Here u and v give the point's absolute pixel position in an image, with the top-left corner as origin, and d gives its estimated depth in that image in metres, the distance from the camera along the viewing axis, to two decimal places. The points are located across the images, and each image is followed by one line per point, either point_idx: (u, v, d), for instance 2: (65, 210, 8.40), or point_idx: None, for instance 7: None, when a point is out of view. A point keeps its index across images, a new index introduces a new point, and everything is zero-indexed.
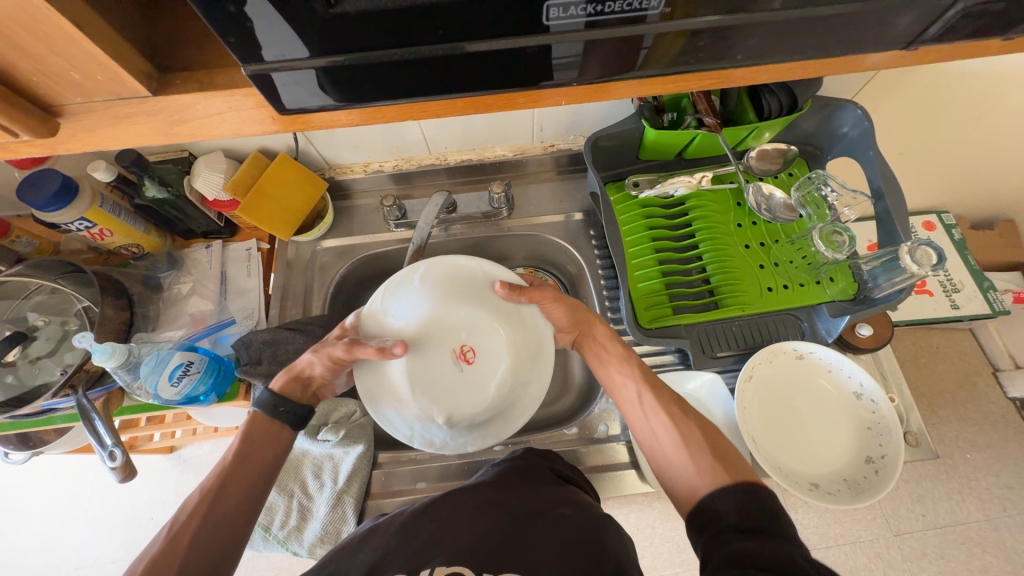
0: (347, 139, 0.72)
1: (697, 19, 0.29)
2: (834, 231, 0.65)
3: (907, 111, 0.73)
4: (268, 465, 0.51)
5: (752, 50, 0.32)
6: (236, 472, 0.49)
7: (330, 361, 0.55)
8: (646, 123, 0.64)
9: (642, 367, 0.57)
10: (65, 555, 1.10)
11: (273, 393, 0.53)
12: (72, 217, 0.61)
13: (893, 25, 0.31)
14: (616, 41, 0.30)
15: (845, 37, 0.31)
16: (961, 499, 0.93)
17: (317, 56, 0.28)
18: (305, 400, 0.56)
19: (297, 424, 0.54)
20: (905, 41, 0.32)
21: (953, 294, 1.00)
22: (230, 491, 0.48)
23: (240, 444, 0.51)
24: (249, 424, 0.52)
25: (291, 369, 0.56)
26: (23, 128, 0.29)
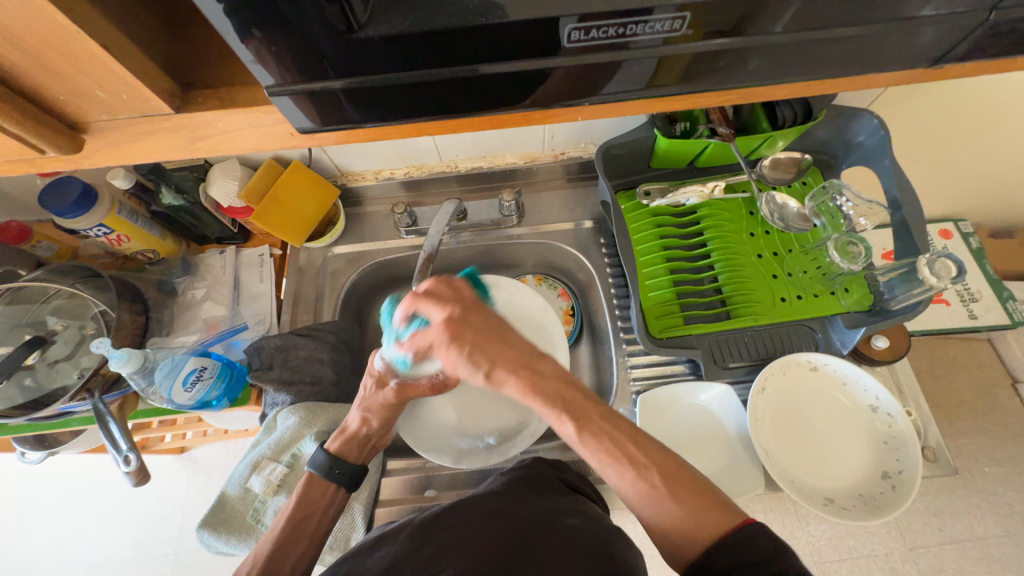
0: (359, 147, 0.73)
1: (714, 40, 0.29)
2: (850, 242, 0.65)
3: (924, 119, 0.71)
4: (321, 530, 0.53)
5: (770, 68, 0.32)
6: (290, 539, 0.50)
7: (382, 411, 0.57)
8: (658, 131, 0.63)
9: (542, 380, 0.45)
10: (77, 553, 1.11)
11: (329, 455, 0.55)
12: (91, 223, 0.62)
13: (916, 43, 0.30)
14: (634, 60, 0.30)
15: (866, 55, 0.31)
16: (980, 514, 0.91)
17: (335, 78, 0.28)
18: (360, 458, 0.58)
19: (350, 485, 0.56)
20: (928, 59, 0.32)
21: (971, 304, 0.98)
22: (284, 556, 0.49)
23: (294, 508, 0.52)
24: (305, 487, 0.54)
25: (343, 428, 0.57)
26: (50, 144, 0.30)
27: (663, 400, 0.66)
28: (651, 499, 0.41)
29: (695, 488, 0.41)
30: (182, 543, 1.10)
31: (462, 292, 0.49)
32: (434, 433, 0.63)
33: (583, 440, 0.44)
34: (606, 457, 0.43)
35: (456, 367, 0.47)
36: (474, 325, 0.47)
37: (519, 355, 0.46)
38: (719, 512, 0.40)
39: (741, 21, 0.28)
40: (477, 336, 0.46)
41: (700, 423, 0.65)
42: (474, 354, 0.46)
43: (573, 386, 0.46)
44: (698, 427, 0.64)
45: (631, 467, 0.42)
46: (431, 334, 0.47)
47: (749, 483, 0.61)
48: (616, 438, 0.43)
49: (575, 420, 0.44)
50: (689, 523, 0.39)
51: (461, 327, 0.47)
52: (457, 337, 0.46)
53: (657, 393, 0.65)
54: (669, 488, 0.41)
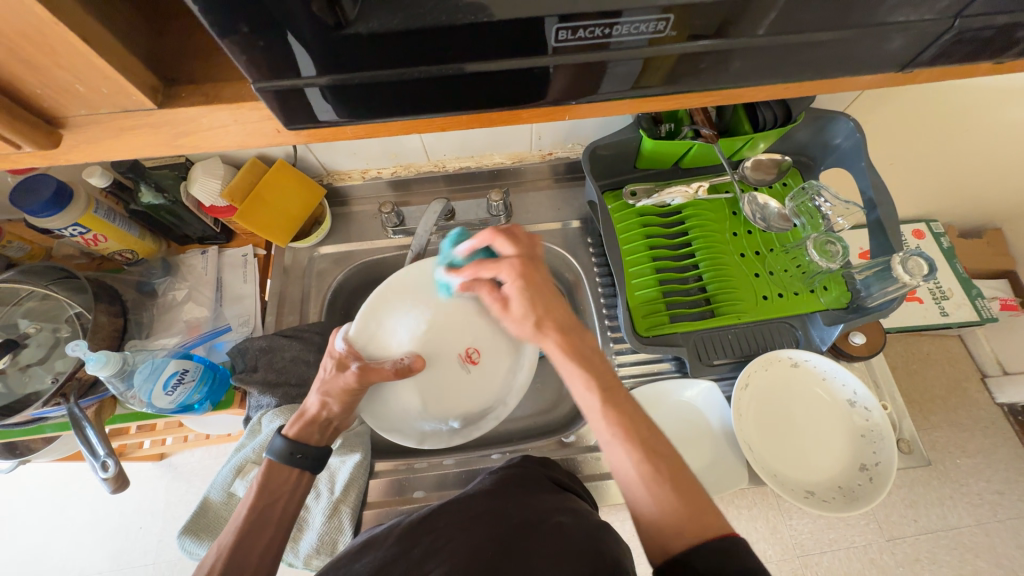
0: (345, 146, 0.72)
1: (699, 42, 0.30)
2: (828, 241, 0.66)
3: (897, 123, 0.74)
4: (287, 515, 0.51)
5: (751, 70, 0.33)
6: (254, 529, 0.49)
7: (343, 396, 0.54)
8: (644, 133, 0.65)
9: (584, 348, 0.51)
10: (50, 565, 1.07)
11: (286, 440, 0.53)
12: (67, 222, 0.60)
13: (889, 48, 0.32)
14: (620, 61, 0.30)
15: (842, 60, 0.32)
16: (952, 504, 0.94)
17: (328, 74, 0.28)
18: (321, 442, 0.56)
19: (315, 468, 0.54)
20: (900, 63, 0.33)
21: (943, 302, 1.02)
22: (249, 545, 0.48)
23: (256, 497, 0.50)
24: (266, 474, 0.52)
25: (303, 412, 0.55)
26: (27, 140, 0.29)
27: (650, 398, 0.67)
28: (650, 483, 0.43)
29: (694, 488, 0.42)
30: (162, 551, 1.07)
31: (535, 244, 0.54)
32: (397, 415, 0.59)
33: (604, 411, 0.47)
34: (619, 434, 0.46)
35: (512, 304, 0.53)
36: (541, 275, 0.53)
37: (565, 317, 0.53)
38: (711, 513, 0.40)
39: (723, 26, 0.29)
40: (542, 284, 0.53)
41: (686, 419, 0.66)
42: (535, 298, 0.52)
43: (603, 364, 0.51)
44: (684, 423, 0.65)
45: (640, 448, 0.44)
46: (500, 267, 0.52)
47: (733, 477, 0.62)
48: (632, 417, 0.47)
49: (603, 391, 0.48)
50: (685, 517, 0.40)
51: (526, 275, 0.52)
52: (527, 281, 0.52)
53: (644, 390, 0.67)
54: (671, 477, 0.43)
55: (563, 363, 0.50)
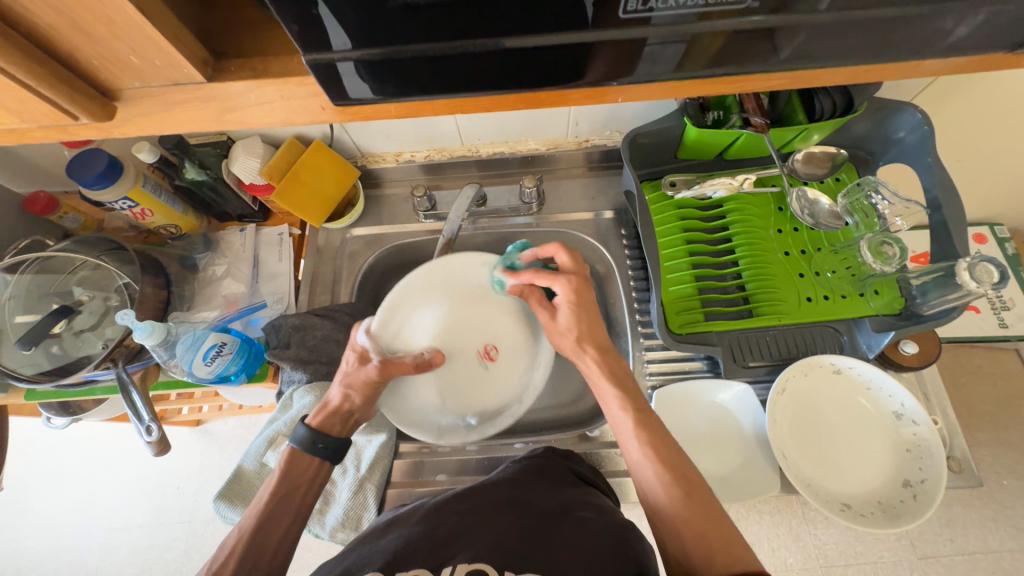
0: (380, 127, 0.72)
1: (768, 16, 0.28)
2: (884, 242, 0.62)
3: (971, 116, 0.68)
4: (306, 504, 0.52)
5: (822, 50, 0.30)
6: (275, 512, 0.50)
7: (365, 388, 0.55)
8: (689, 121, 0.61)
9: (624, 371, 0.53)
10: (97, 516, 1.15)
11: (309, 428, 0.54)
12: (116, 196, 0.63)
13: (988, 24, 0.28)
14: (678, 36, 0.28)
15: (930, 37, 0.29)
16: (996, 527, 0.88)
17: (374, 45, 0.27)
18: (343, 433, 0.56)
19: (334, 459, 0.55)
20: (998, 42, 0.30)
21: (1003, 312, 0.94)
22: (270, 529, 0.49)
23: (278, 483, 0.51)
24: (287, 463, 0.53)
25: (326, 402, 0.56)
26: (83, 110, 0.30)
27: (681, 396, 0.65)
28: (679, 509, 0.44)
29: (718, 514, 0.43)
30: (196, 511, 1.14)
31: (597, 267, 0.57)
32: (416, 412, 0.60)
33: (635, 431, 0.49)
34: (651, 453, 0.47)
35: (559, 317, 0.56)
36: (588, 299, 0.55)
37: (606, 338, 0.55)
38: (742, 547, 0.41)
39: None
40: (594, 304, 0.56)
41: (714, 420, 0.64)
42: (582, 317, 0.55)
43: (637, 386, 0.53)
44: (712, 424, 0.64)
45: (669, 470, 0.46)
46: (556, 281, 0.56)
47: (763, 484, 0.59)
48: (660, 439, 0.48)
49: (634, 411, 0.50)
50: (715, 544, 0.41)
51: (580, 294, 0.55)
52: (579, 297, 0.55)
53: (673, 389, 0.64)
54: (700, 504, 0.44)
55: (600, 379, 0.53)
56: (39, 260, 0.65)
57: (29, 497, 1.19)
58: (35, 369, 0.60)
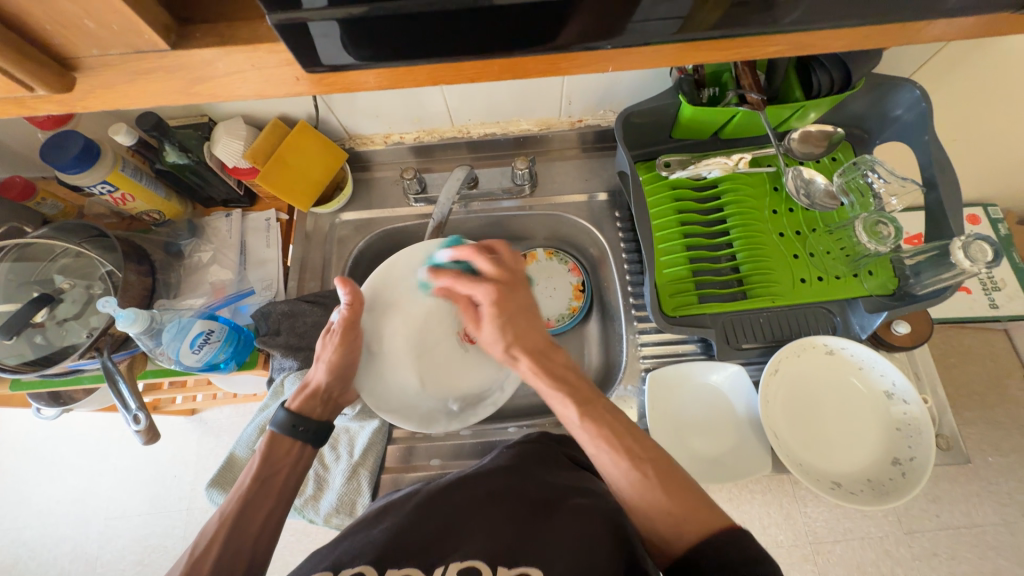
0: (366, 107, 0.69)
1: None
2: (879, 221, 0.61)
3: (967, 92, 0.67)
4: (289, 487, 0.52)
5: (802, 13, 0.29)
6: (258, 496, 0.49)
7: (334, 360, 0.55)
8: (684, 98, 0.60)
9: (560, 375, 0.52)
10: (93, 506, 1.15)
11: (291, 413, 0.54)
12: (94, 180, 0.61)
13: None
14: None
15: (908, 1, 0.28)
16: (979, 502, 0.90)
17: (346, 5, 0.26)
18: (323, 416, 0.56)
19: (316, 442, 0.55)
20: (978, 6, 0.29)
21: (994, 293, 0.95)
22: (252, 513, 0.48)
23: (258, 467, 0.50)
24: (268, 445, 0.52)
25: (308, 385, 0.55)
26: (37, 81, 0.28)
27: (674, 378, 0.65)
28: (642, 488, 0.44)
29: (686, 490, 0.43)
30: (194, 499, 1.14)
31: (517, 266, 0.56)
32: (392, 396, 0.60)
33: (583, 424, 0.48)
34: (603, 443, 0.47)
35: (484, 325, 0.55)
36: (516, 300, 0.55)
37: (536, 340, 0.54)
38: (707, 512, 0.42)
39: None
40: (517, 309, 0.54)
41: (707, 402, 0.64)
42: (506, 325, 0.54)
43: (580, 379, 0.52)
44: (706, 406, 0.64)
45: (627, 457, 0.46)
46: (477, 288, 0.55)
47: (755, 464, 0.60)
48: (615, 431, 0.48)
49: (579, 406, 0.49)
50: (678, 517, 0.42)
51: (501, 299, 0.54)
52: (501, 304, 0.54)
53: (667, 371, 0.64)
54: (660, 479, 0.44)
55: (538, 387, 0.52)
56: (18, 248, 0.63)
57: (24, 488, 1.18)
58: (19, 360, 0.58)
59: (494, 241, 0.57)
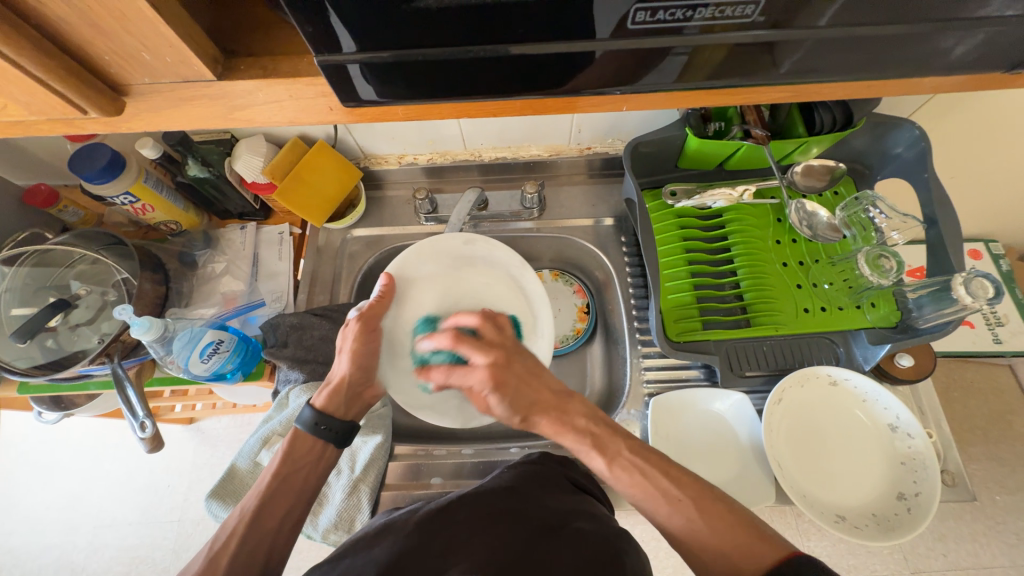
0: (384, 129, 0.72)
1: (744, 32, 0.28)
2: (881, 255, 0.63)
3: (965, 133, 0.69)
4: (310, 486, 0.52)
5: (802, 66, 0.31)
6: (276, 495, 0.49)
7: (355, 353, 0.56)
8: (690, 130, 0.62)
9: (581, 416, 0.51)
10: (84, 514, 1.14)
11: (316, 411, 0.54)
12: (117, 191, 0.63)
13: (946, 49, 0.29)
14: (665, 48, 0.29)
15: (900, 59, 0.30)
16: (986, 542, 0.89)
17: (382, 48, 0.28)
18: (346, 415, 0.56)
19: (339, 442, 0.55)
20: (969, 65, 0.31)
21: (997, 328, 0.95)
22: (272, 510, 0.48)
23: (281, 463, 0.51)
24: (291, 442, 0.52)
25: (332, 381, 0.56)
26: (92, 105, 0.30)
27: (677, 404, 0.65)
28: (689, 532, 0.42)
29: (730, 520, 0.42)
30: (186, 510, 1.12)
31: (506, 341, 0.57)
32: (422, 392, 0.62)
33: (611, 471, 0.47)
34: (642, 486, 0.45)
35: (492, 407, 0.54)
36: (515, 370, 0.54)
37: (547, 398, 0.52)
38: (763, 542, 0.39)
39: (782, 16, 0.28)
40: (518, 377, 0.54)
41: (711, 429, 0.64)
42: (514, 398, 0.52)
43: (600, 420, 0.50)
44: (710, 433, 0.64)
45: (665, 499, 0.44)
46: (472, 374, 0.54)
47: (758, 493, 0.59)
48: (646, 469, 0.46)
49: (603, 454, 0.48)
50: (732, 555, 0.39)
51: (502, 372, 0.54)
52: (504, 372, 0.54)
53: (670, 397, 0.64)
54: (705, 517, 0.42)
55: (560, 442, 0.51)
56: (37, 254, 0.65)
57: (17, 493, 1.17)
58: (29, 363, 0.59)
59: (500, 315, 0.60)
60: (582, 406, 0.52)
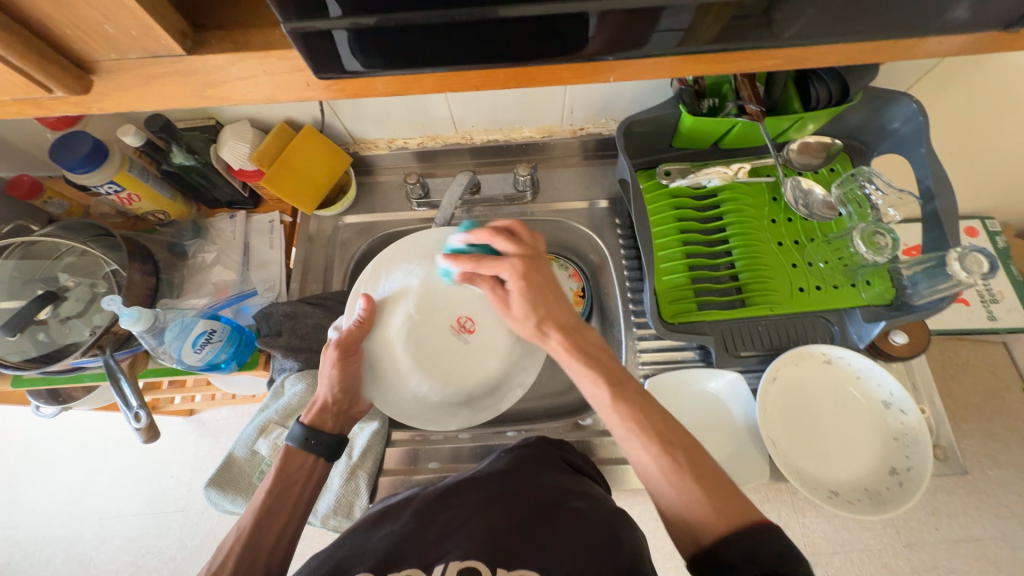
0: (372, 112, 0.71)
1: None
2: (876, 232, 0.62)
3: (964, 107, 0.68)
4: (304, 501, 0.52)
5: (797, 27, 0.30)
6: (271, 511, 0.49)
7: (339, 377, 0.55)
8: (684, 109, 0.61)
9: (586, 340, 0.51)
10: (89, 505, 1.15)
11: (305, 427, 0.54)
12: (101, 180, 0.62)
13: (943, 10, 0.29)
14: (656, 10, 0.28)
15: (900, 16, 0.29)
16: (978, 515, 0.90)
17: (364, 15, 0.27)
18: (337, 429, 0.57)
19: (330, 455, 0.55)
20: (971, 23, 0.30)
21: (991, 305, 0.95)
22: (269, 526, 0.48)
23: (274, 480, 0.51)
24: (283, 460, 0.53)
25: (317, 401, 0.56)
26: (54, 83, 0.29)
27: (673, 385, 0.65)
28: (671, 476, 0.43)
29: (711, 472, 0.43)
30: (190, 501, 1.13)
31: (537, 242, 0.54)
32: (411, 400, 0.60)
33: (614, 406, 0.47)
34: (632, 424, 0.46)
35: (512, 304, 0.53)
36: (543, 271, 0.53)
37: (567, 317, 0.52)
38: (739, 501, 0.41)
39: None
40: (542, 282, 0.52)
41: (707, 409, 0.64)
42: (536, 298, 0.52)
43: (611, 358, 0.51)
44: (706, 414, 0.64)
45: (656, 439, 0.45)
46: (499, 266, 0.52)
47: (752, 471, 0.60)
48: (642, 408, 0.47)
49: (609, 387, 0.48)
50: (709, 506, 0.41)
51: (526, 275, 0.52)
52: (526, 279, 0.52)
53: (665, 378, 0.65)
54: (691, 468, 0.43)
55: (564, 359, 0.51)
56: (24, 245, 0.64)
57: (21, 486, 1.18)
58: (22, 357, 0.59)
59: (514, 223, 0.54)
60: (597, 336, 0.53)
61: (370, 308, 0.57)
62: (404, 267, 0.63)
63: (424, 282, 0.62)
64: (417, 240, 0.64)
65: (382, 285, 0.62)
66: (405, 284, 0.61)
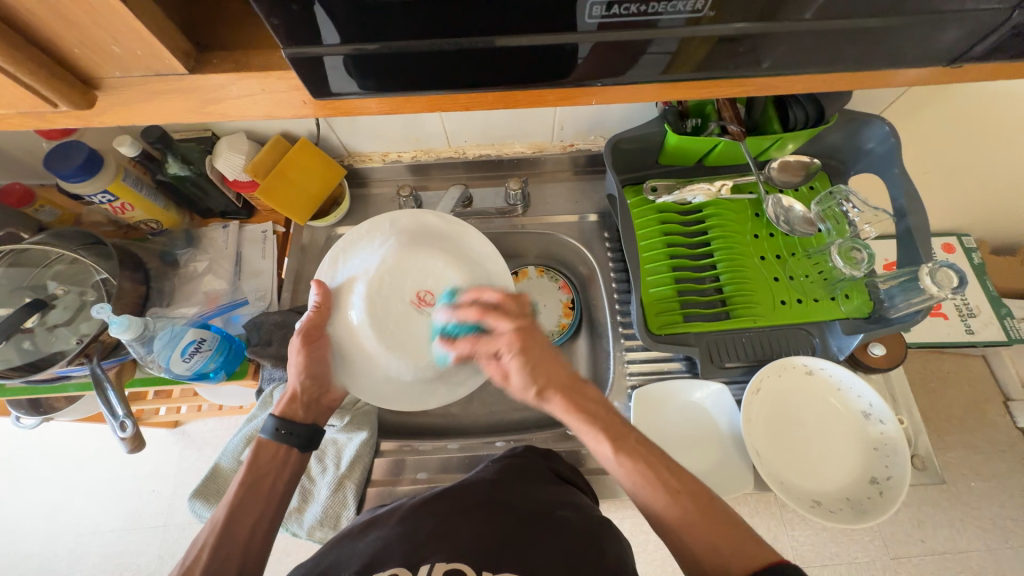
0: (367, 127, 0.72)
1: (711, 27, 0.29)
2: (853, 247, 0.64)
3: (936, 130, 0.71)
4: (279, 491, 0.52)
5: (772, 58, 0.32)
6: (244, 503, 0.49)
7: (305, 363, 0.55)
8: (668, 127, 0.63)
9: (593, 401, 0.52)
10: (66, 521, 1.12)
11: (276, 418, 0.55)
12: (97, 189, 0.62)
13: (906, 47, 0.31)
14: (639, 41, 0.30)
15: (868, 52, 0.32)
16: (962, 527, 0.92)
17: (374, 40, 0.28)
18: (308, 419, 0.57)
19: (303, 446, 0.55)
20: (936, 56, 0.32)
21: (969, 319, 0.98)
22: (242, 519, 0.48)
23: (245, 473, 0.51)
24: (255, 452, 0.53)
25: (286, 392, 0.56)
26: (61, 98, 0.30)
27: (658, 395, 0.66)
28: (685, 525, 0.43)
29: (727, 520, 0.42)
30: (172, 515, 1.11)
31: (524, 307, 0.55)
32: (384, 381, 0.58)
33: (618, 458, 0.48)
34: (638, 476, 0.46)
35: (512, 375, 0.53)
36: (538, 340, 0.54)
37: (566, 375, 0.53)
38: (757, 546, 0.40)
39: (760, 10, 0.28)
40: (540, 353, 0.53)
41: (692, 420, 0.65)
42: (535, 370, 0.52)
43: (611, 412, 0.52)
44: (690, 425, 0.65)
45: (663, 489, 0.45)
46: (497, 342, 0.54)
47: (736, 482, 0.61)
48: (651, 459, 0.47)
49: (613, 441, 0.49)
50: (727, 550, 0.40)
51: (523, 347, 0.53)
52: (523, 349, 0.53)
53: (652, 388, 0.66)
54: (702, 516, 0.43)
55: (568, 421, 0.51)
56: (13, 253, 0.63)
57: None
58: (6, 365, 0.58)
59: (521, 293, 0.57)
60: (597, 393, 0.53)
61: (325, 293, 0.56)
62: (363, 245, 0.61)
63: (383, 260, 0.59)
64: (372, 221, 0.62)
65: (341, 263, 0.60)
66: (361, 265, 0.59)
